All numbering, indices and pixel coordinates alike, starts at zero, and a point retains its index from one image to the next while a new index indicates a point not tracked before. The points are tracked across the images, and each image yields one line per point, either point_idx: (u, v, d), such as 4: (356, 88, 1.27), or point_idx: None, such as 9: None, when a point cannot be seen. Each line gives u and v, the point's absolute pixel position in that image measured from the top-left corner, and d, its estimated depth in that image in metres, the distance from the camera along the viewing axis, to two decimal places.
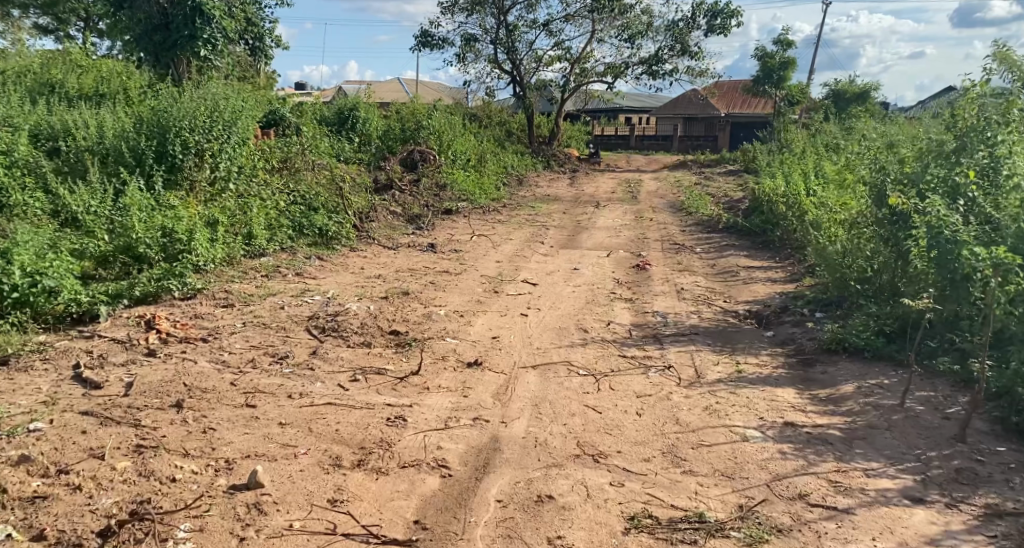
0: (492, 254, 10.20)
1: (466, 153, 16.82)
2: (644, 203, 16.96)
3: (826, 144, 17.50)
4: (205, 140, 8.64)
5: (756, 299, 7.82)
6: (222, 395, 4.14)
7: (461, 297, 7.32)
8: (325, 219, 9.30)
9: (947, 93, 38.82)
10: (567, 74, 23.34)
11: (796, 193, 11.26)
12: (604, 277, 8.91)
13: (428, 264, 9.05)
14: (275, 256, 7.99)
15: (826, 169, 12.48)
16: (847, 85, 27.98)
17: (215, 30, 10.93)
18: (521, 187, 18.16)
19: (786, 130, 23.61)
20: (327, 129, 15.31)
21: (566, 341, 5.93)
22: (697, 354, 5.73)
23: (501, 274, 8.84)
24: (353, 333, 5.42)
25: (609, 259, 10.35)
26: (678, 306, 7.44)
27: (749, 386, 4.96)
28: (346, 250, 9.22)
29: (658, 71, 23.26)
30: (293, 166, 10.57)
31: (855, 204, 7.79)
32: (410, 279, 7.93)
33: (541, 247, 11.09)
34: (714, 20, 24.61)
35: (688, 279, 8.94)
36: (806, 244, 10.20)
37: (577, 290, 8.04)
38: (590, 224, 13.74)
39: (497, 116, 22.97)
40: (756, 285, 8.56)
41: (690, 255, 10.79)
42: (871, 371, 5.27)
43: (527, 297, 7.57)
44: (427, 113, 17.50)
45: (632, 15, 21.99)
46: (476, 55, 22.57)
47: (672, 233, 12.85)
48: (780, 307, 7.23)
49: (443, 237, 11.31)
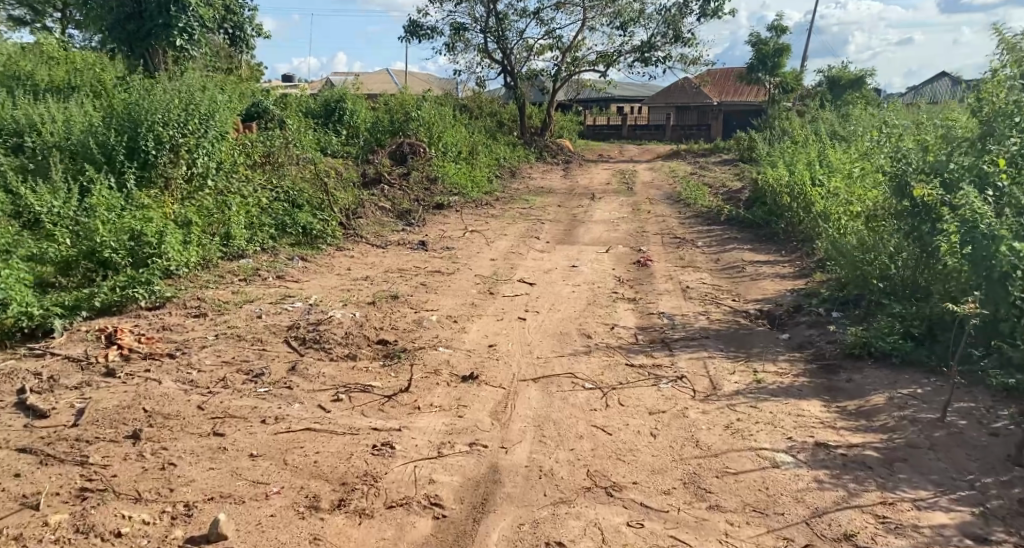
0: (487, 251, 9.76)
1: (456, 145, 16.34)
2: (640, 194, 16.54)
3: (825, 131, 17.07)
4: (179, 135, 8.15)
5: (766, 297, 7.40)
6: (186, 422, 3.69)
7: (454, 300, 6.89)
8: (309, 217, 8.86)
9: (941, 77, 38.43)
10: (558, 63, 22.87)
11: (800, 183, 10.86)
12: (604, 275, 8.48)
13: (419, 264, 8.59)
14: (255, 256, 7.53)
15: (829, 159, 12.07)
16: (843, 71, 27.55)
17: (191, 18, 10.41)
18: (514, 179, 17.71)
19: (782, 118, 23.22)
20: (313, 122, 14.82)
21: (568, 349, 5.50)
22: (711, 361, 5.31)
23: (496, 273, 8.40)
24: (335, 344, 4.96)
25: (608, 255, 9.92)
26: (685, 307, 7.02)
27: (771, 399, 4.55)
28: (332, 249, 8.74)
29: (651, 58, 22.78)
30: (276, 161, 10.09)
31: (870, 196, 7.37)
32: (399, 282, 7.48)
33: (537, 243, 10.66)
34: (707, 6, 24.17)
35: (692, 276, 8.51)
36: (813, 236, 9.79)
37: (576, 290, 7.60)
38: (586, 217, 13.29)
39: (488, 106, 22.47)
40: (765, 282, 8.14)
41: (692, 250, 10.38)
42: (901, 379, 4.87)
43: (524, 299, 7.15)
44: (416, 104, 17.01)
45: (624, 2, 21.51)
46: (465, 45, 22.06)
47: (671, 226, 12.44)
48: (793, 306, 6.81)
49: (434, 234, 10.87)
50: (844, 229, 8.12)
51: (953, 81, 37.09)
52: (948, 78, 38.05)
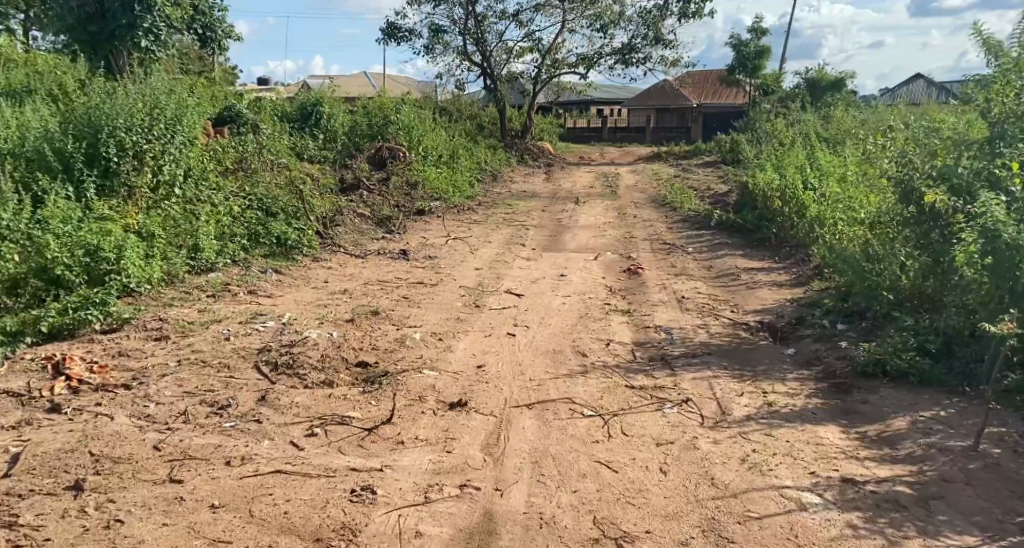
0: (471, 260, 9.38)
1: (437, 149, 15.94)
2: (625, 198, 16.22)
3: (808, 133, 16.83)
4: (144, 140, 7.70)
5: (765, 308, 7.07)
6: (139, 466, 3.29)
7: (438, 316, 6.50)
8: (283, 227, 8.42)
9: (916, 79, 38.53)
10: (538, 66, 22.54)
11: (791, 187, 10.57)
12: (595, 285, 8.12)
13: (400, 275, 8.18)
14: (225, 270, 7.09)
15: (819, 162, 11.80)
16: (822, 74, 27.44)
17: (157, 19, 9.92)
18: (497, 183, 17.33)
19: (764, 121, 23.05)
20: (288, 126, 14.36)
21: (563, 370, 5.12)
22: (717, 382, 4.95)
23: (482, 283, 8.01)
24: (310, 370, 4.55)
25: (597, 263, 9.57)
26: (682, 319, 6.67)
27: (786, 425, 4.21)
28: (308, 260, 8.33)
29: (631, 60, 22.50)
30: (250, 167, 9.66)
31: (872, 202, 7.07)
32: (379, 296, 7.07)
33: (522, 251, 10.29)
34: (687, 7, 23.99)
35: (686, 285, 8.17)
36: (807, 242, 9.49)
37: (567, 302, 7.23)
38: (572, 223, 12.94)
39: (468, 109, 22.10)
40: (762, 290, 7.82)
41: (682, 257, 10.06)
42: (922, 398, 4.55)
43: (513, 312, 6.77)
44: (395, 107, 16.59)
45: (604, 4, 21.23)
46: (444, 47, 21.67)
47: (659, 231, 12.12)
48: (795, 318, 6.47)
49: (416, 242, 10.46)
50: (842, 235, 7.83)
51: (928, 82, 37.19)
52: (923, 80, 38.11)
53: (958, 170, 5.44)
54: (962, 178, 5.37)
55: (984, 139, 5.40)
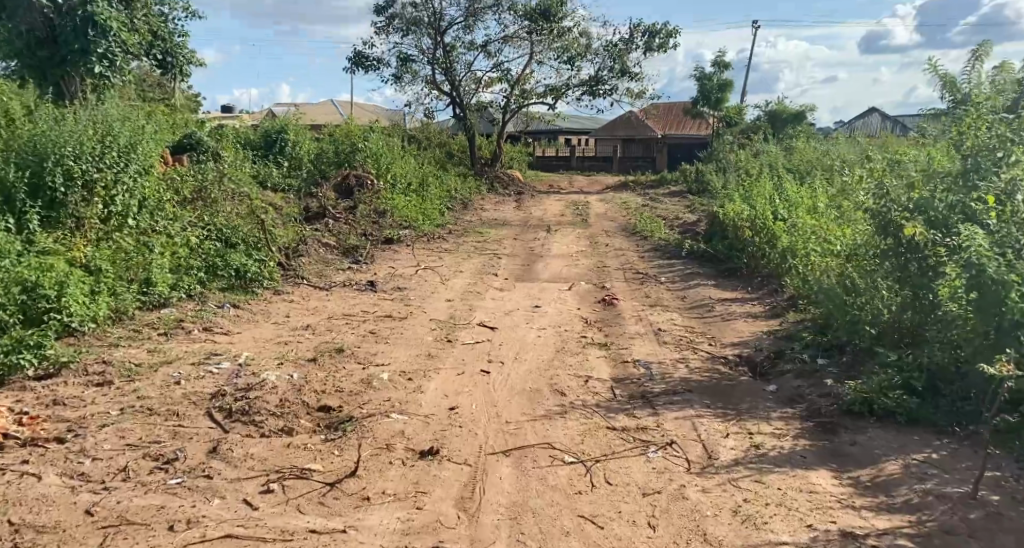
0: (441, 291, 9.10)
1: (406, 177, 15.68)
2: (595, 227, 16.08)
3: (774, 163, 16.92)
4: (94, 169, 7.35)
5: (744, 340, 6.88)
6: (69, 536, 2.99)
7: (408, 352, 6.20)
8: (243, 258, 8.09)
9: (872, 112, 39.35)
10: (506, 96, 22.48)
11: (763, 216, 10.49)
12: (569, 317, 7.88)
13: (367, 308, 7.87)
14: (178, 306, 6.77)
15: (788, 192, 11.76)
16: (783, 106, 27.88)
17: (112, 44, 9.62)
18: (466, 211, 17.11)
19: (730, 151, 23.23)
20: (251, 154, 14.02)
21: (541, 410, 4.85)
22: (701, 422, 4.72)
23: (453, 316, 7.73)
24: (268, 416, 4.24)
25: (571, 293, 9.36)
26: (660, 353, 6.45)
27: (777, 470, 3.99)
28: (269, 293, 8.00)
29: (598, 92, 22.55)
30: (209, 196, 9.32)
31: (847, 234, 6.95)
32: (345, 331, 6.76)
33: (494, 281, 10.03)
34: (652, 40, 24.21)
35: (662, 316, 7.97)
36: (781, 272, 9.37)
37: (542, 336, 6.98)
38: (544, 251, 12.73)
39: (436, 137, 21.92)
40: (739, 322, 7.65)
41: (656, 287, 9.89)
42: (913, 438, 4.34)
43: (486, 347, 6.49)
44: (362, 134, 16.33)
45: (571, 36, 21.29)
46: (413, 76, 21.53)
47: (631, 260, 11.97)
48: (775, 351, 6.28)
49: (384, 273, 10.16)
50: (818, 266, 7.70)
51: (883, 116, 38.09)
52: (878, 113, 38.92)
53: (935, 203, 5.28)
54: (939, 211, 5.22)
55: (958, 172, 5.24)
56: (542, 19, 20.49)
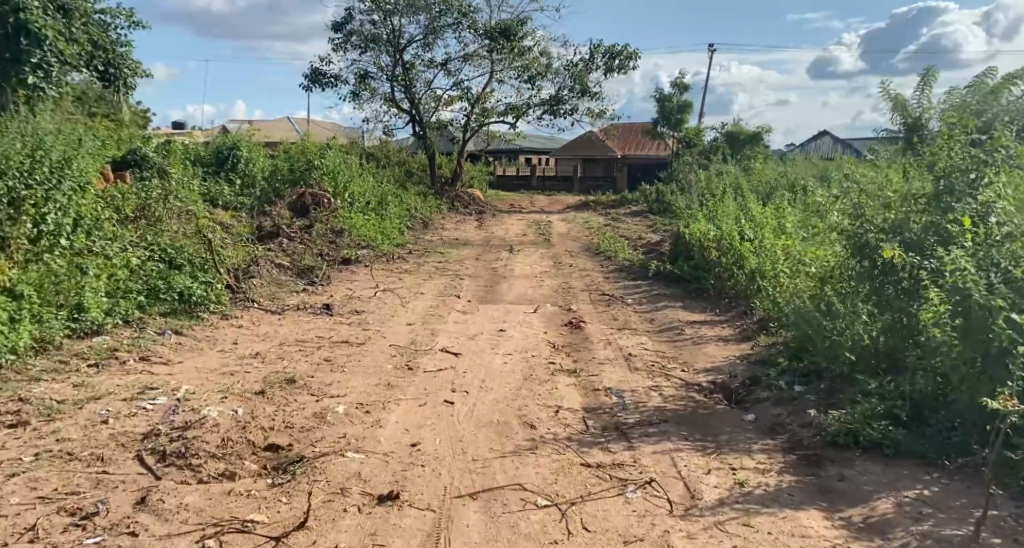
0: (402, 314, 8.73)
1: (365, 195, 15.29)
2: (558, 247, 15.85)
3: (736, 184, 16.93)
4: (23, 187, 7.25)
5: (717, 366, 6.63)
6: None
7: (365, 382, 5.84)
8: (187, 281, 7.79)
9: (825, 134, 40.09)
10: (466, 115, 22.27)
11: (730, 236, 10.34)
12: (535, 342, 7.58)
13: (322, 333, 7.47)
14: (114, 333, 6.48)
15: (753, 212, 11.64)
16: (741, 127, 28.19)
17: (47, 53, 9.72)
18: (427, 230, 16.77)
19: (690, 171, 23.28)
20: (202, 172, 13.56)
21: (507, 445, 4.54)
22: (680, 456, 4.42)
23: (414, 341, 7.37)
24: (206, 459, 3.99)
25: (537, 316, 9.08)
26: (632, 380, 6.18)
27: (765, 510, 3.71)
28: (215, 318, 7.72)
29: (559, 112, 22.43)
30: (154, 215, 8.92)
31: (820, 256, 6.76)
32: (298, 359, 6.37)
33: (456, 303, 9.70)
34: (611, 61, 24.27)
35: (631, 340, 7.71)
36: (749, 293, 9.20)
37: (508, 362, 6.67)
38: (507, 272, 12.44)
39: (395, 156, 21.61)
40: (710, 345, 7.43)
41: (623, 309, 9.66)
42: (903, 472, 4.08)
43: (449, 376, 6.16)
44: (319, 151, 15.93)
45: (530, 55, 21.16)
46: (371, 94, 21.18)
47: (597, 281, 11.75)
48: (751, 378, 6.04)
49: (341, 295, 9.77)
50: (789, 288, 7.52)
51: (836, 139, 38.86)
52: (831, 135, 39.67)
53: (910, 224, 5.08)
54: (916, 232, 5.03)
55: (932, 194, 5.04)
56: (502, 38, 20.33)
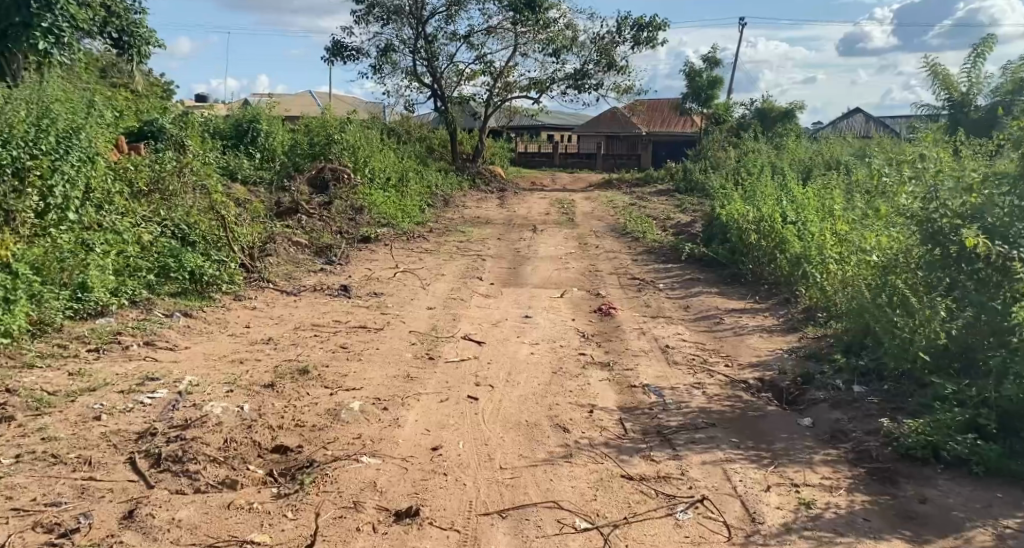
0: (422, 296, 8.32)
1: (385, 171, 14.85)
2: (583, 226, 15.35)
3: (768, 163, 16.30)
4: (28, 157, 6.86)
5: (763, 361, 6.13)
6: None
7: (383, 374, 5.42)
8: (199, 259, 7.38)
9: (856, 113, 39.06)
10: (490, 89, 21.70)
11: (768, 219, 9.79)
12: (564, 331, 7.13)
13: (339, 317, 7.07)
14: (119, 315, 6.09)
15: (792, 194, 11.07)
16: (772, 104, 27.36)
17: (59, 17, 9.34)
18: (448, 208, 16.34)
19: (719, 150, 22.61)
20: (220, 145, 13.23)
21: (540, 451, 4.08)
22: (734, 469, 3.96)
23: (435, 328, 6.95)
24: (205, 464, 3.60)
25: (564, 301, 8.62)
26: (671, 376, 5.71)
27: (837, 541, 3.24)
28: (227, 299, 7.30)
29: (584, 87, 21.79)
30: (168, 189, 8.54)
31: (877, 242, 6.22)
32: (312, 346, 5.96)
33: (479, 285, 9.27)
34: (640, 33, 23.52)
35: (667, 330, 7.24)
36: (792, 280, 8.66)
37: (536, 354, 6.22)
38: (531, 253, 11.99)
39: (416, 131, 21.15)
40: (752, 338, 6.93)
41: (654, 295, 9.18)
42: (996, 494, 3.58)
43: (473, 368, 5.73)
44: (339, 125, 15.49)
45: (556, 28, 20.49)
46: (393, 68, 20.66)
47: (625, 264, 11.25)
48: (802, 375, 5.54)
49: (359, 275, 9.37)
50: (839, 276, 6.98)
51: (868, 118, 37.86)
52: (862, 114, 38.64)
53: (993, 208, 4.51)
54: (999, 216, 4.46)
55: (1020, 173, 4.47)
56: (527, 10, 19.68)
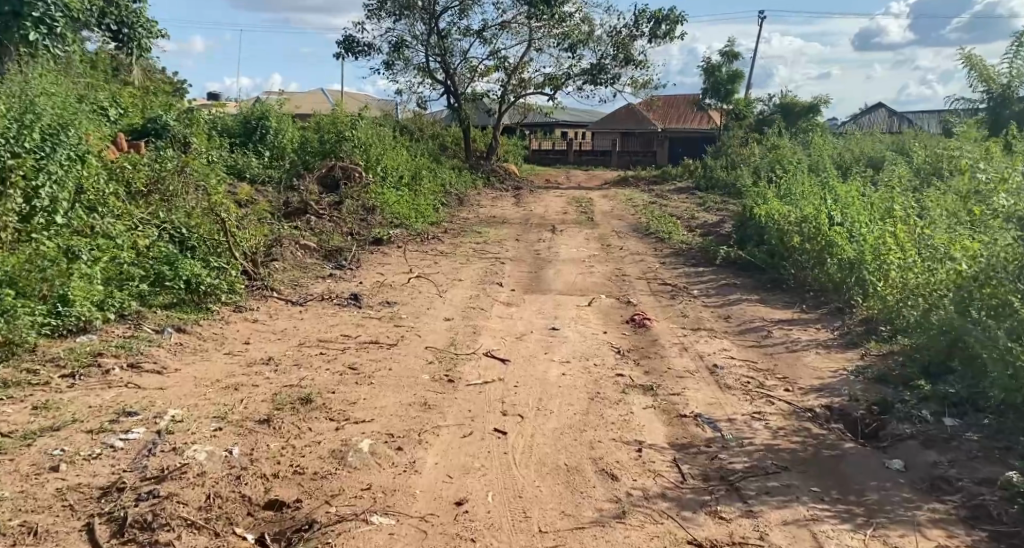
0: (439, 305, 7.65)
1: (398, 169, 14.17)
2: (604, 226, 14.62)
3: (799, 159, 15.54)
4: (10, 155, 6.24)
5: (828, 386, 5.43)
6: None
7: (397, 402, 4.74)
8: (197, 267, 6.68)
9: (878, 108, 38.06)
10: (505, 86, 21.01)
11: (812, 220, 9.07)
12: (597, 345, 6.44)
13: (348, 331, 6.40)
14: (104, 332, 5.43)
15: (834, 193, 10.33)
16: (796, 99, 26.53)
17: (51, 7, 8.78)
18: (463, 207, 15.65)
19: (743, 148, 21.82)
20: (223, 144, 12.61)
21: (582, 507, 3.44)
22: (826, 533, 3.33)
23: (454, 343, 6.28)
24: (180, 533, 2.98)
25: (593, 310, 7.93)
26: (726, 403, 5.03)
27: None
28: (226, 311, 6.60)
29: (601, 82, 21.04)
30: (168, 190, 7.95)
31: (960, 252, 5.52)
32: (317, 367, 5.28)
33: (500, 292, 8.59)
34: (658, 27, 22.76)
35: (711, 345, 6.55)
36: (844, 288, 7.95)
37: (568, 375, 5.53)
38: (552, 255, 11.30)
39: (430, 129, 20.49)
40: (808, 356, 6.24)
41: (689, 303, 8.47)
42: None
43: (499, 394, 5.06)
44: (350, 121, 14.83)
45: (572, 22, 19.76)
46: (405, 64, 20.00)
47: (654, 268, 10.54)
48: (879, 404, 4.86)
49: (371, 281, 8.72)
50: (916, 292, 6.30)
51: (890, 113, 36.94)
52: (885, 109, 37.66)
53: None
54: None
55: None
56: (542, 4, 18.93)
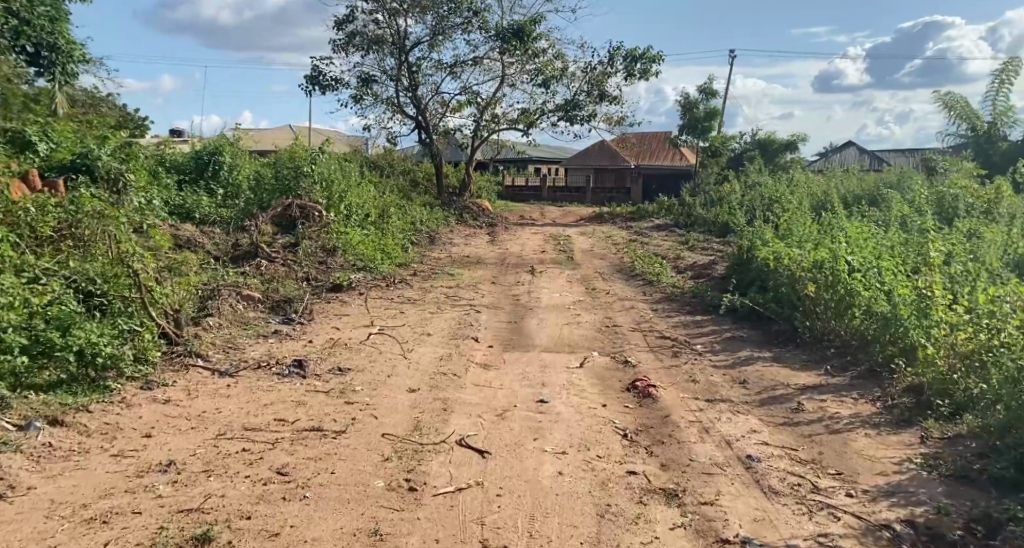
0: (402, 371, 6.35)
1: (363, 206, 12.90)
2: (585, 267, 13.42)
3: (787, 198, 14.63)
4: None
5: (900, 487, 4.23)
6: None
7: (333, 535, 3.45)
8: (98, 333, 5.27)
9: (847, 145, 37.79)
10: (477, 121, 19.96)
11: (828, 265, 7.94)
12: (599, 426, 5.18)
13: (284, 413, 5.05)
14: None
15: (844, 231, 9.26)
16: (772, 135, 25.90)
17: None
18: (433, 247, 14.39)
19: (725, 184, 20.89)
20: (166, 183, 11.30)
21: None
22: None
23: (418, 427, 4.97)
24: None
25: (586, 374, 6.67)
26: (780, 519, 3.81)
27: None
28: (130, 394, 5.22)
29: (576, 119, 20.07)
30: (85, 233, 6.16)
31: None
32: (230, 474, 3.96)
33: (476, 350, 7.31)
34: (633, 65, 21.96)
35: (738, 424, 5.31)
36: (877, 346, 6.78)
37: (566, 475, 4.25)
38: (533, 301, 10.06)
39: (400, 164, 19.29)
40: (859, 440, 5.04)
41: (696, 363, 7.25)
42: None
43: (477, 509, 3.79)
44: (310, 155, 13.51)
45: (546, 57, 18.82)
46: (373, 99, 18.88)
47: (648, 317, 9.32)
48: (980, 522, 3.69)
49: (321, 339, 7.40)
50: (986, 361, 5.15)
51: (860, 151, 36.70)
52: (854, 146, 37.40)
53: None
54: None
55: None
56: (515, 39, 17.90)
